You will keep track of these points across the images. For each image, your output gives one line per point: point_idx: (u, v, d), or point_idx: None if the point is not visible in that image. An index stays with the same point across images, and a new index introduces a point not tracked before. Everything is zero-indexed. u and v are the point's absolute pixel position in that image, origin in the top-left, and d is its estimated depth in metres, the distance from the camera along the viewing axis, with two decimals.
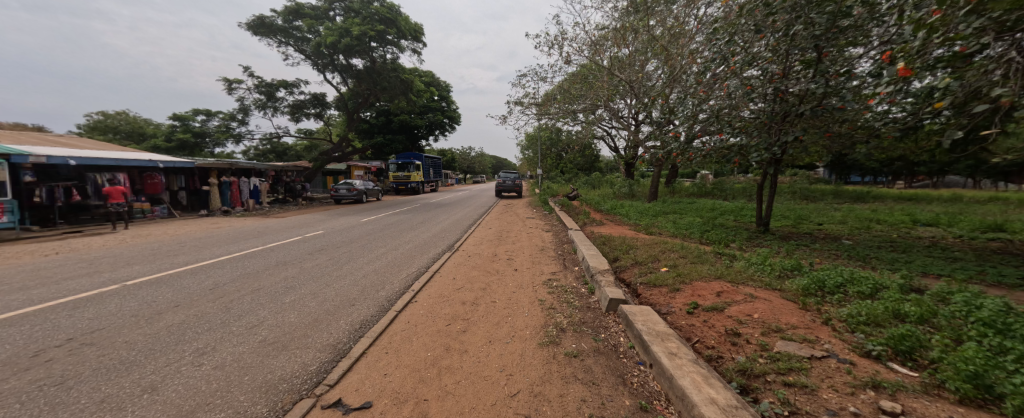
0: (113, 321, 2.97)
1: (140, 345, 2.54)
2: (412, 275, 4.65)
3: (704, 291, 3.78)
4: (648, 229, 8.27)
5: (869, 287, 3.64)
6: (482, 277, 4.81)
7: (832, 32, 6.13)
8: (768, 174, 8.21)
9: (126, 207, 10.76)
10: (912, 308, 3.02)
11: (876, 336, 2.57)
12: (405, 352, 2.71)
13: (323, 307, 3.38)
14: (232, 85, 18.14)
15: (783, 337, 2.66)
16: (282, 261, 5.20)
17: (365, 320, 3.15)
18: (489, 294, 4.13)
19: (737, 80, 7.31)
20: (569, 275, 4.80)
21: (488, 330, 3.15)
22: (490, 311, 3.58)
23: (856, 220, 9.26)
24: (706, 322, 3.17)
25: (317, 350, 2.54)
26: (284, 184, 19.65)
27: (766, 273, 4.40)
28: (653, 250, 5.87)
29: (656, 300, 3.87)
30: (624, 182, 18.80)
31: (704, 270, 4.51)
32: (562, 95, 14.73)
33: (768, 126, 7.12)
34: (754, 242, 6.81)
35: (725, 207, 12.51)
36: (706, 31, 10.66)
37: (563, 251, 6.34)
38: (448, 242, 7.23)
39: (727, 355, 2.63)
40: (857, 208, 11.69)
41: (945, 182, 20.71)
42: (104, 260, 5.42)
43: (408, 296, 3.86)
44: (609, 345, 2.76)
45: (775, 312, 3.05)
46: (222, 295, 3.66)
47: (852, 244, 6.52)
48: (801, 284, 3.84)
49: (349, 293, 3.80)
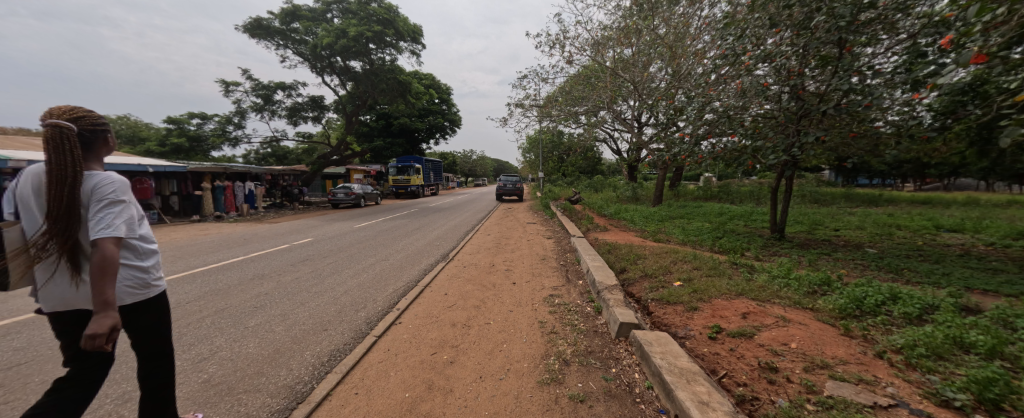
0: (43, 352, 2.57)
1: (56, 388, 2.14)
2: (399, 291, 4.21)
3: (727, 311, 3.33)
4: (655, 236, 7.81)
5: (917, 308, 3.17)
6: (477, 292, 4.38)
7: (855, 25, 5.68)
8: (782, 178, 7.77)
9: None
10: (979, 336, 2.56)
11: (948, 377, 2.11)
12: (378, 393, 2.25)
13: (290, 333, 2.94)
14: (228, 88, 17.81)
15: (833, 376, 2.21)
16: (261, 274, 4.77)
17: (335, 350, 2.71)
18: (484, 314, 3.68)
19: (750, 78, 6.93)
20: (572, 290, 4.35)
21: (480, 361, 2.70)
22: (483, 336, 3.14)
23: (874, 225, 8.79)
24: (733, 351, 2.71)
25: (268, 395, 2.11)
26: (281, 188, 19.29)
27: (793, 288, 3.93)
28: (663, 260, 5.42)
29: (671, 321, 3.42)
30: (627, 185, 18.39)
31: (723, 285, 4.06)
32: (564, 97, 14.38)
33: (784, 126, 6.67)
34: (770, 250, 6.34)
35: (734, 211, 12.07)
36: (713, 30, 10.27)
37: (566, 261, 5.90)
38: (443, 250, 6.80)
39: (765, 397, 2.17)
40: (871, 212, 11.24)
41: (957, 185, 20.26)
42: None
43: (391, 317, 3.42)
44: (621, 385, 2.31)
45: (817, 341, 2.59)
46: (179, 317, 3.25)
47: (877, 253, 6.07)
48: (837, 304, 3.37)
49: (325, 314, 3.37)
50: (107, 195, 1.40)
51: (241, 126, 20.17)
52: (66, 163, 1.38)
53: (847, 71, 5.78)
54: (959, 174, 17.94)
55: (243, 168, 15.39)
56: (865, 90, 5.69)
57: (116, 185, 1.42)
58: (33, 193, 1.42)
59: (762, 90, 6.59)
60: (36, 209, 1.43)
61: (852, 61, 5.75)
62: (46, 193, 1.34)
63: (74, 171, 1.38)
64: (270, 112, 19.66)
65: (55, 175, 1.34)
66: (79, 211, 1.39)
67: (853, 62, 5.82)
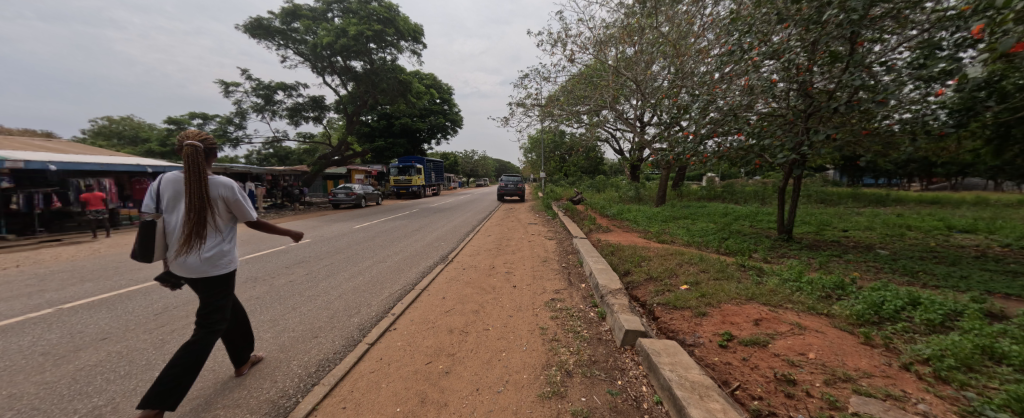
0: (15, 362, 2.43)
1: (23, 402, 2.00)
2: (395, 295, 4.05)
3: (738, 318, 3.17)
4: (659, 237, 7.64)
5: (940, 314, 3.00)
6: (475, 295, 4.24)
7: (868, 19, 5.44)
8: (789, 178, 7.58)
9: (108, 213, 10.31)
10: (1011, 345, 2.39)
11: (985, 393, 1.94)
12: (368, 407, 2.11)
13: (278, 341, 2.80)
14: (229, 88, 17.74)
15: (858, 391, 2.04)
16: (254, 277, 4.64)
17: (323, 360, 2.55)
18: (482, 320, 3.53)
19: (757, 75, 6.80)
20: (575, 294, 4.19)
21: (477, 372, 2.54)
22: (481, 344, 2.99)
23: (884, 226, 8.58)
24: (746, 360, 2.54)
25: (250, 410, 1.97)
26: (282, 189, 19.20)
27: (806, 292, 3.76)
28: (669, 262, 5.25)
29: (679, 328, 3.26)
30: (630, 185, 18.21)
31: (733, 289, 3.88)
32: (565, 96, 14.19)
33: (792, 124, 6.50)
34: (779, 252, 6.16)
35: (739, 212, 11.89)
36: (717, 27, 10.10)
37: (568, 263, 5.74)
38: (442, 252, 6.66)
39: (783, 412, 2.00)
40: (879, 212, 11.00)
41: (966, 184, 19.89)
42: (58, 276, 4.89)
43: (385, 323, 3.27)
44: (628, 400, 2.15)
45: (836, 352, 2.43)
46: (164, 323, 3.11)
47: (890, 255, 5.88)
48: (854, 310, 3.20)
49: (316, 320, 3.22)
50: (232, 193, 2.09)
51: (241, 126, 20.10)
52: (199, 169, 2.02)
53: (859, 67, 5.59)
54: (968, 174, 17.63)
55: (243, 169, 15.31)
56: (877, 86, 5.49)
57: (233, 186, 2.09)
58: (171, 192, 2.01)
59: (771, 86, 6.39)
60: (172, 204, 2.01)
61: (865, 56, 5.55)
62: (190, 190, 1.97)
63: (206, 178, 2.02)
64: (271, 112, 19.58)
65: (198, 180, 1.98)
66: (213, 206, 2.04)
67: (865, 58, 5.61)
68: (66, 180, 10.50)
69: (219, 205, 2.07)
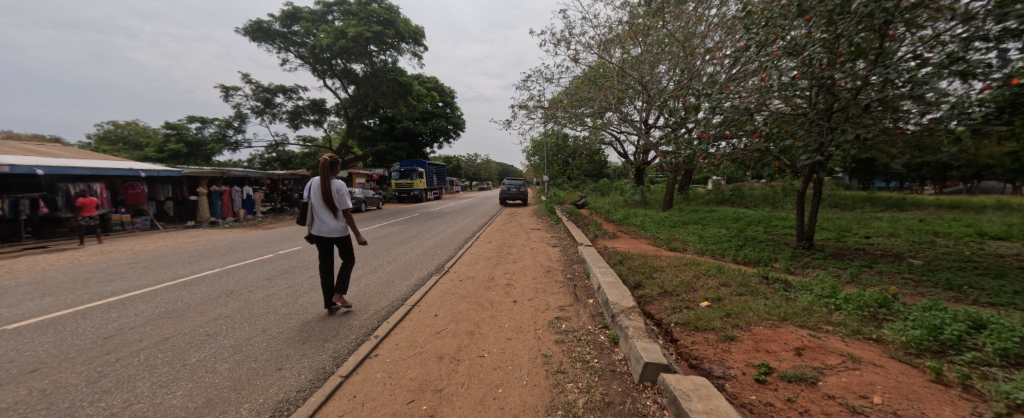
0: None
1: None
2: (381, 312, 3.65)
3: (775, 346, 2.70)
4: (670, 244, 7.20)
5: (1019, 343, 2.53)
6: (470, 313, 3.80)
7: (902, 7, 4.94)
8: (810, 181, 7.12)
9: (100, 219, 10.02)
10: None
11: None
12: None
13: (237, 372, 2.39)
14: (229, 91, 17.32)
15: None
16: (231, 291, 4.23)
17: (283, 401, 2.14)
18: (478, 343, 3.09)
19: (776, 71, 6.32)
20: (581, 311, 3.76)
21: (466, 416, 2.10)
22: (474, 376, 2.56)
23: (909, 232, 8.10)
24: (792, 402, 2.09)
25: None
26: (281, 193, 18.88)
27: (847, 312, 3.29)
28: (684, 274, 4.79)
29: (704, 355, 2.81)
30: (635, 188, 17.78)
31: (762, 308, 3.42)
32: (568, 98, 13.74)
33: (814, 123, 6.03)
34: (802, 262, 5.71)
35: (751, 216, 11.40)
36: (727, 24, 9.65)
37: (574, 274, 5.31)
38: (438, 261, 6.25)
39: None
40: (900, 218, 10.46)
41: (983, 188, 19.17)
42: (22, 290, 4.53)
43: (366, 348, 2.86)
44: None
45: (908, 398, 1.97)
46: (109, 350, 2.71)
47: (925, 265, 5.42)
48: (910, 335, 2.74)
49: (288, 343, 2.84)
50: (340, 189, 3.50)
51: (240, 130, 19.84)
52: (327, 174, 3.50)
53: (889, 60, 5.12)
54: (985, 178, 16.99)
55: (242, 173, 15.03)
56: (910, 82, 5.02)
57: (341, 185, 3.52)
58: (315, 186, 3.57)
59: (794, 81, 5.88)
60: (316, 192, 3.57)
61: (897, 49, 5.07)
62: (321, 187, 3.47)
63: (328, 179, 3.49)
64: (270, 115, 19.29)
65: (325, 181, 3.47)
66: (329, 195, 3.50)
67: (897, 50, 5.14)
68: (55, 185, 10.13)
69: (334, 196, 3.51)
